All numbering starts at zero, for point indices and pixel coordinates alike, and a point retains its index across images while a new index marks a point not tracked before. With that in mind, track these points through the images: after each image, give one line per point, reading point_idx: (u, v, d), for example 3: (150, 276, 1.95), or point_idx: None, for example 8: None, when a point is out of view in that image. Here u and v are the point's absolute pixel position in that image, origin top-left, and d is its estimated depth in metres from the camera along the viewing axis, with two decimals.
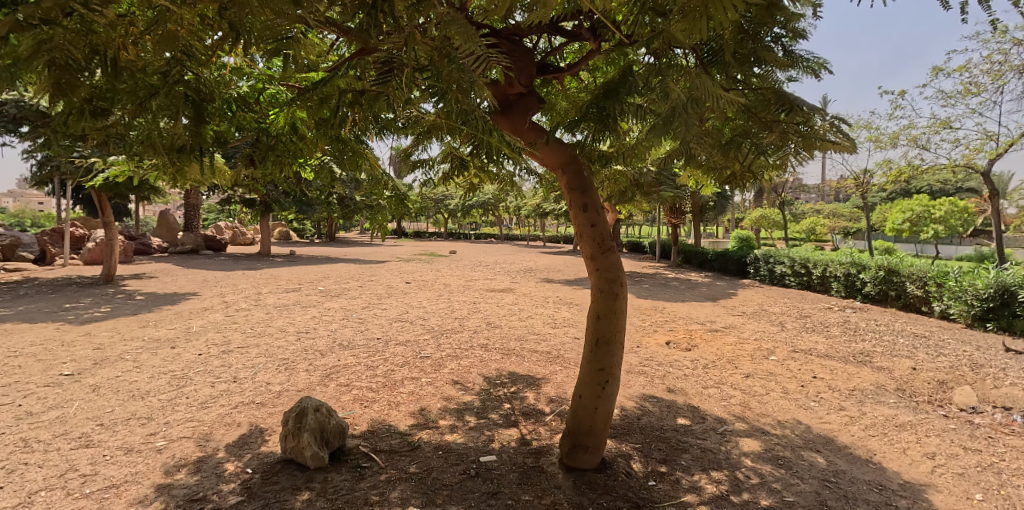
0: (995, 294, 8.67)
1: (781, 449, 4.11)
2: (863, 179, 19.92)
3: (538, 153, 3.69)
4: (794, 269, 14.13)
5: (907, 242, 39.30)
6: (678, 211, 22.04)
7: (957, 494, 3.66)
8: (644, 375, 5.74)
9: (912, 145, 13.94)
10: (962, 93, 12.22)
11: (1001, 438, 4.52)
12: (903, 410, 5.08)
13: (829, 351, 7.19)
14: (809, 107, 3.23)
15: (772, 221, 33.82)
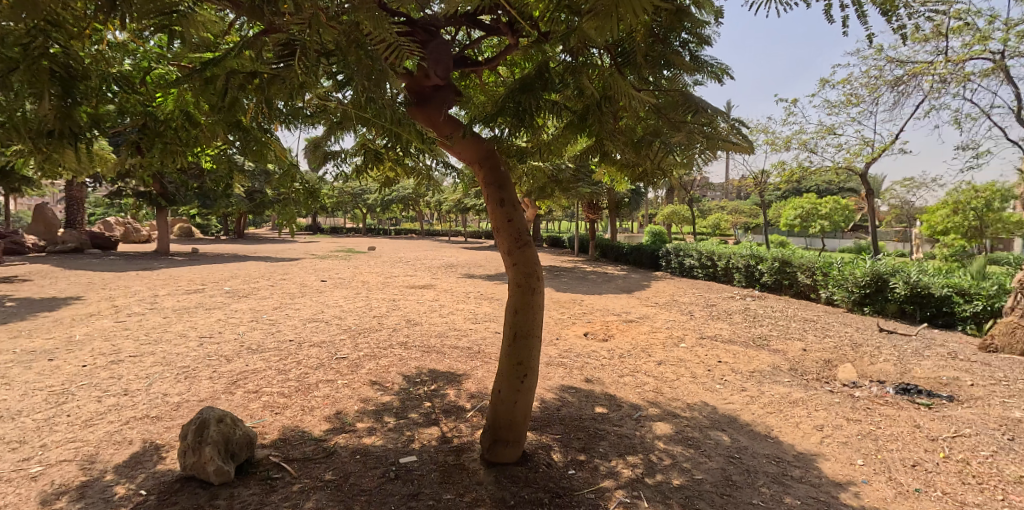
0: (870, 281, 9.68)
1: (691, 430, 4.34)
2: (761, 179, 21.54)
3: (455, 147, 3.65)
4: (701, 261, 15.02)
5: (798, 236, 43.09)
6: (596, 207, 22.74)
7: (842, 461, 4.04)
8: (563, 366, 5.85)
9: (802, 149, 15.23)
10: (845, 102, 13.51)
11: (877, 408, 5.05)
12: (795, 388, 5.54)
13: (732, 336, 7.71)
14: (712, 109, 3.43)
15: (682, 217, 35.80)
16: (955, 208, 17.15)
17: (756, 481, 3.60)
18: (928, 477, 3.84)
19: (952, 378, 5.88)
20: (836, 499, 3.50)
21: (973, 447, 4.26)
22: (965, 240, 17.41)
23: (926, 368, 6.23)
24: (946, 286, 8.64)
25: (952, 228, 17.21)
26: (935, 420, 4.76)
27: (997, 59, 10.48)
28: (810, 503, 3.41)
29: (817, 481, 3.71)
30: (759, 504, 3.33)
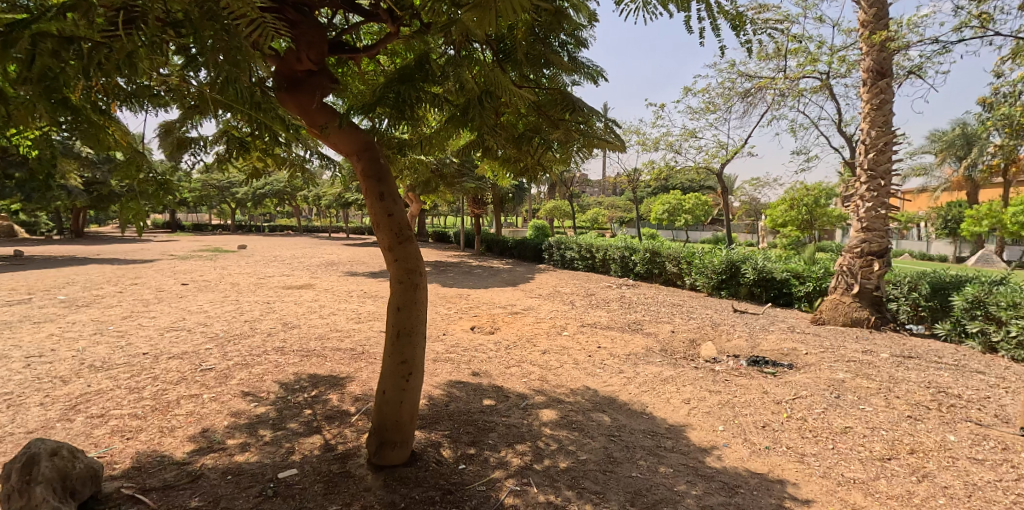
0: (726, 268, 10.81)
1: (575, 414, 4.52)
2: (633, 177, 23.15)
3: (330, 138, 3.44)
4: (581, 254, 15.76)
5: (666, 229, 46.97)
6: (481, 202, 22.99)
7: (706, 428, 4.45)
8: (451, 362, 5.81)
9: (669, 149, 16.57)
10: (704, 109, 14.91)
11: (733, 379, 5.65)
12: (666, 367, 6.02)
13: (609, 323, 8.18)
14: (589, 108, 3.55)
15: (563, 212, 37.38)
16: (791, 203, 19.75)
17: (635, 455, 3.84)
18: (775, 435, 4.36)
19: (791, 349, 6.76)
20: (702, 463, 3.84)
21: (809, 406, 4.91)
22: (799, 231, 20.13)
23: (771, 342, 7.09)
24: (785, 271, 9.91)
25: (789, 221, 19.79)
26: (779, 386, 5.43)
27: (823, 78, 12.19)
28: (681, 469, 3.71)
29: (686, 449, 4.05)
30: (637, 476, 3.56)
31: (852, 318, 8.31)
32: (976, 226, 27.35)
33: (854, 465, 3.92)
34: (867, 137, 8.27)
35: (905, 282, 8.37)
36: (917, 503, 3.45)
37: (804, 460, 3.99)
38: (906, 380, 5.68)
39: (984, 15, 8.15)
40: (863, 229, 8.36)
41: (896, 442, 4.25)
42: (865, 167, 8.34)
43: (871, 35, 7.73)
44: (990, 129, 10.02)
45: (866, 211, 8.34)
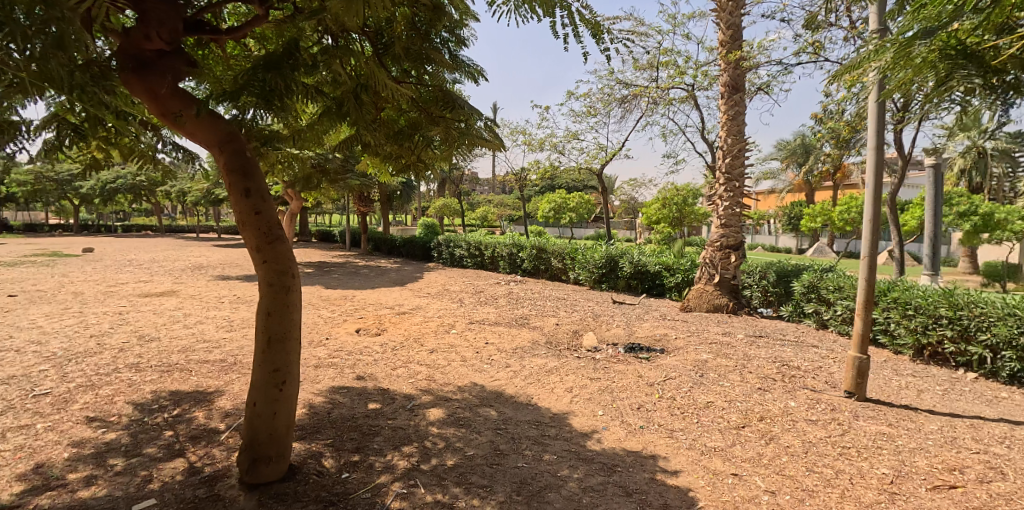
0: (606, 262, 11.47)
1: (462, 410, 4.52)
2: (520, 176, 23.72)
3: (186, 127, 3.10)
4: (470, 252, 15.84)
5: (553, 226, 48.74)
6: (368, 200, 22.23)
7: (587, 414, 4.67)
8: (333, 367, 5.54)
9: (553, 150, 17.18)
10: (586, 112, 15.67)
11: (612, 366, 6.00)
12: (550, 358, 6.23)
13: (497, 319, 8.30)
14: (469, 108, 3.54)
15: (453, 210, 37.36)
16: (663, 202, 21.43)
17: (520, 446, 3.92)
18: (648, 415, 4.69)
19: (662, 335, 7.33)
20: (584, 447, 4.03)
21: (677, 386, 5.36)
22: (670, 228, 21.92)
23: (645, 329, 7.63)
24: (657, 264, 10.72)
25: (662, 218, 21.47)
26: (652, 370, 5.86)
27: (689, 90, 13.35)
28: (564, 455, 3.85)
29: (569, 435, 4.22)
30: (523, 466, 3.63)
31: (714, 304, 9.20)
32: (812, 222, 31.64)
33: (715, 435, 4.33)
34: (725, 144, 9.18)
35: (756, 271, 9.42)
36: (766, 463, 3.89)
37: (673, 435, 4.33)
38: (756, 356, 6.40)
39: (816, 43, 9.45)
40: (722, 225, 9.29)
41: (748, 412, 4.76)
42: (722, 170, 9.26)
43: (728, 54, 8.61)
44: (820, 140, 11.63)
45: (724, 209, 9.28)
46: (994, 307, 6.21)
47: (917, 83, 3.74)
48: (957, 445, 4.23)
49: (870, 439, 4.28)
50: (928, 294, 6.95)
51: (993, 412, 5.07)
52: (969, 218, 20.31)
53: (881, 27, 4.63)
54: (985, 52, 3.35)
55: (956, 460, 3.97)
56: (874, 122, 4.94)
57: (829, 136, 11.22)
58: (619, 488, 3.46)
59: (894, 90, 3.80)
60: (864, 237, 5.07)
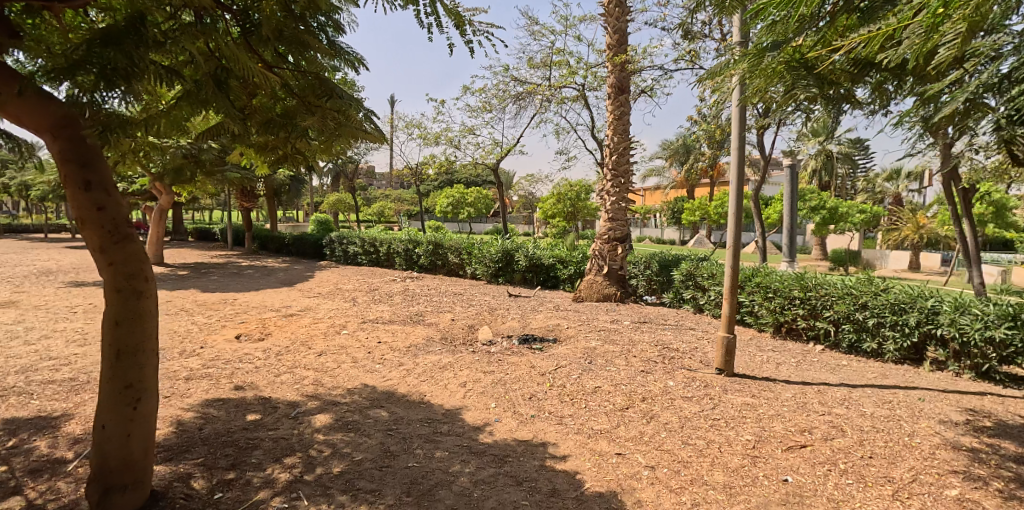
0: (502, 257, 11.64)
1: (351, 414, 4.34)
2: (417, 170, 23.31)
3: (7, 108, 2.65)
4: (365, 248, 15.31)
5: (453, 221, 48.57)
6: (251, 194, 20.67)
7: (480, 407, 4.70)
8: (207, 378, 5.08)
9: (449, 144, 17.05)
10: (482, 108, 15.71)
11: (506, 358, 6.09)
12: (445, 354, 6.19)
13: (391, 317, 8.10)
14: (348, 99, 3.37)
15: (347, 206, 35.89)
16: (558, 197, 22.13)
17: (411, 446, 3.85)
18: (539, 404, 4.82)
19: (555, 325, 7.57)
20: (476, 440, 4.05)
21: (567, 374, 5.56)
22: (565, 222, 22.74)
23: (539, 321, 7.84)
24: (551, 257, 11.05)
25: (557, 213, 22.19)
26: (545, 359, 6.03)
27: (580, 89, 13.86)
28: (456, 450, 3.84)
29: (461, 430, 4.21)
30: (414, 465, 3.57)
31: (604, 294, 9.66)
32: (691, 216, 34.40)
33: (601, 418, 4.55)
34: (611, 141, 9.63)
35: (641, 262, 10.08)
36: (647, 441, 4.16)
37: (562, 421, 4.49)
38: (640, 341, 6.82)
39: (693, 51, 10.22)
40: (609, 219, 9.78)
41: (632, 394, 5.05)
42: (609, 166, 9.73)
43: (615, 56, 9.03)
44: (697, 140, 12.64)
45: (612, 204, 9.78)
46: (836, 288, 7.14)
47: (771, 90, 4.18)
48: (807, 409, 4.80)
49: (736, 410, 4.73)
50: (784, 278, 7.83)
51: (835, 378, 5.82)
52: (818, 209, 23.65)
53: (742, 37, 5.08)
54: (823, 66, 3.82)
55: (805, 422, 4.50)
56: (737, 124, 5.40)
57: (705, 137, 12.22)
58: (510, 478, 3.52)
59: (752, 96, 4.21)
60: (729, 228, 5.58)
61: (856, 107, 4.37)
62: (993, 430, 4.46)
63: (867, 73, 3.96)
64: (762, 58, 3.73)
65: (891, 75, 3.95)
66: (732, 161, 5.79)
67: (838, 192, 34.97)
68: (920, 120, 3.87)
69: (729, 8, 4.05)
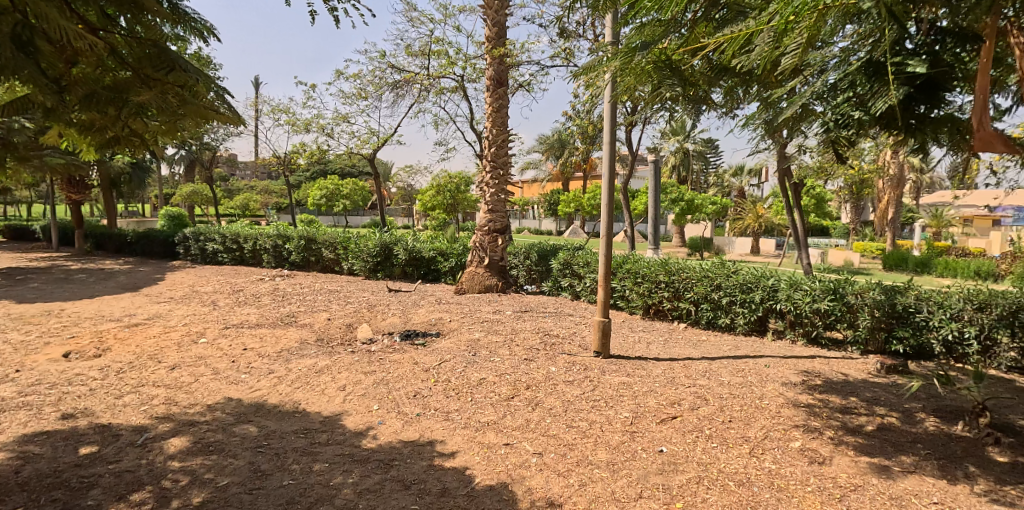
0: (380, 251, 11.23)
1: (212, 434, 3.89)
2: (285, 159, 21.67)
3: None
4: (225, 246, 13.90)
5: (327, 214, 46.05)
6: (80, 185, 17.79)
7: (362, 411, 4.47)
8: (23, 408, 4.24)
9: (321, 132, 16.01)
10: (356, 95, 14.95)
11: (388, 356, 5.87)
12: (321, 357, 5.80)
13: (258, 320, 7.42)
14: (194, 72, 2.96)
15: (204, 198, 32.47)
16: (438, 189, 21.87)
17: (286, 462, 3.54)
18: (424, 401, 4.69)
19: (438, 319, 7.45)
20: (358, 447, 3.83)
21: (452, 368, 5.49)
22: (445, 214, 22.59)
23: (422, 316, 7.67)
24: (432, 250, 10.89)
25: (437, 205, 21.95)
26: (428, 355, 5.90)
27: (458, 80, 13.73)
28: (337, 461, 3.60)
29: (342, 437, 3.97)
30: (290, 483, 3.28)
31: (485, 285, 9.70)
32: (566, 207, 35.99)
33: (488, 410, 4.55)
34: (490, 134, 9.67)
35: (521, 252, 10.33)
36: (533, 428, 4.23)
37: (449, 417, 4.41)
38: (522, 330, 6.95)
39: (568, 50, 10.58)
40: (489, 211, 9.85)
41: (516, 383, 5.12)
42: (488, 158, 9.76)
43: (493, 49, 9.03)
44: (572, 135, 13.18)
45: (491, 195, 9.85)
46: (695, 271, 7.85)
47: (639, 88, 4.42)
48: (675, 383, 5.21)
49: (614, 389, 4.99)
50: (651, 264, 8.45)
51: (696, 353, 6.40)
52: (677, 202, 26.04)
53: (612, 36, 5.31)
54: (685, 68, 4.12)
55: (674, 396, 4.88)
56: (608, 120, 5.65)
57: (578, 132, 12.77)
58: (397, 483, 3.38)
59: (623, 92, 4.41)
60: (603, 218, 5.85)
61: (710, 108, 4.78)
62: (822, 387, 5.19)
63: (721, 78, 4.34)
64: (633, 58, 3.91)
65: (740, 81, 4.38)
66: (603, 155, 6.08)
67: (693, 185, 38.69)
68: (763, 123, 4.35)
69: (602, 8, 4.20)
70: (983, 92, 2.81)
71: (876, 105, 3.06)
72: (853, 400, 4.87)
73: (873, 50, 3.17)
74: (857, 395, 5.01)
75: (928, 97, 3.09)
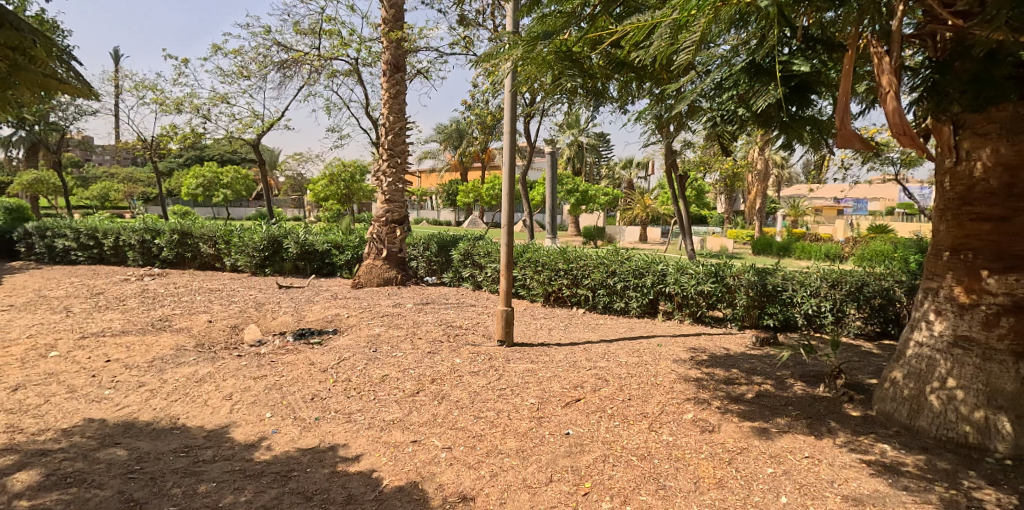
0: (268, 244, 10.42)
1: (70, 462, 3.37)
2: (152, 143, 19.41)
3: None
4: (78, 242, 12.15)
5: (204, 205, 42.09)
6: None
7: (252, 421, 4.11)
8: None
9: (195, 114, 14.48)
10: (236, 74, 13.69)
11: (280, 358, 5.46)
12: (202, 364, 5.26)
13: (124, 326, 6.57)
14: (30, 33, 2.49)
15: (50, 187, 28.25)
16: (330, 179, 20.81)
17: (165, 486, 3.15)
18: (323, 404, 4.42)
19: (334, 315, 7.06)
20: (250, 461, 3.51)
21: (351, 366, 5.22)
22: (339, 204, 21.57)
23: (316, 313, 7.24)
24: (326, 242, 10.34)
25: (330, 195, 20.88)
26: (325, 354, 5.56)
27: (353, 63, 13.03)
28: (226, 479, 3.27)
29: (230, 452, 3.62)
30: None
31: (384, 278, 9.34)
32: (465, 197, 35.94)
33: (392, 407, 4.38)
34: (387, 121, 9.30)
35: (420, 243, 10.12)
36: (440, 422, 4.14)
37: (351, 419, 4.19)
38: (424, 323, 6.79)
39: (468, 38, 10.46)
40: (386, 201, 9.51)
41: (421, 377, 4.98)
42: (385, 146, 9.40)
43: (390, 32, 8.68)
44: (470, 125, 13.09)
45: (388, 185, 9.50)
46: (591, 258, 8.15)
47: (539, 78, 4.43)
48: (577, 366, 5.37)
49: (519, 377, 5.04)
50: (550, 253, 8.65)
51: (595, 336, 6.67)
52: (573, 192, 27.19)
53: (512, 26, 5.28)
54: (585, 60, 4.20)
55: (577, 379, 5.02)
56: (508, 111, 5.63)
57: (477, 122, 12.72)
58: (296, 496, 3.14)
59: (524, 82, 4.40)
60: (504, 208, 5.84)
61: (605, 101, 4.93)
62: (708, 362, 5.61)
63: (617, 72, 4.48)
64: (535, 46, 3.89)
65: (634, 77, 4.56)
66: (503, 145, 6.05)
67: (587, 177, 40.34)
68: (654, 118, 4.56)
69: None
70: (846, 93, 3.13)
71: (758, 103, 3.29)
72: (735, 371, 5.32)
73: (755, 53, 3.43)
74: (737, 367, 5.48)
75: (799, 98, 3.38)
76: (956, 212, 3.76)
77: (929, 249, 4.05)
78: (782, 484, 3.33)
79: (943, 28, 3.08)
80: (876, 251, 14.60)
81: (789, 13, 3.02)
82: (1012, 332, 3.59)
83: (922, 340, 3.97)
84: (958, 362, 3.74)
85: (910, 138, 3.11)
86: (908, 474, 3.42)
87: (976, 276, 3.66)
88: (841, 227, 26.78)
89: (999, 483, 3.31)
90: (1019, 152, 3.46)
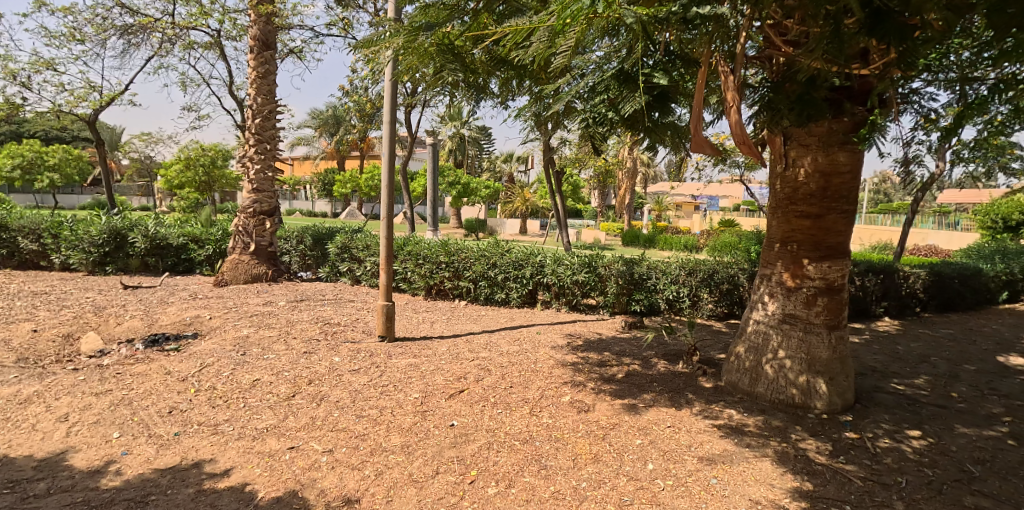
0: (108, 238, 9.12)
1: None
2: None
3: None
4: None
5: (23, 192, 35.74)
6: None
7: (96, 443, 3.62)
8: None
9: (8, 80, 12.15)
10: (65, 37, 11.69)
11: (128, 369, 4.83)
12: (26, 382, 4.50)
13: None
14: None
15: None
16: (186, 163, 18.72)
17: None
18: (183, 417, 4.01)
19: (194, 317, 6.41)
20: (96, 489, 3.12)
21: (215, 373, 4.79)
22: (197, 193, 19.49)
23: (171, 315, 6.51)
24: (181, 235, 9.34)
25: (186, 183, 18.76)
26: (183, 361, 5.04)
27: (214, 35, 11.78)
28: None
29: (70, 482, 3.18)
30: None
31: (252, 274, 8.62)
32: (342, 188, 34.39)
33: (265, 414, 4.10)
34: (254, 103, 8.60)
35: (293, 236, 9.52)
36: (320, 425, 3.96)
37: (218, 430, 3.86)
38: (299, 321, 6.42)
39: (346, 20, 9.98)
40: (254, 191, 8.76)
41: (296, 379, 4.72)
42: (252, 130, 8.67)
43: (258, 5, 8.01)
44: (347, 112, 12.50)
45: (256, 173, 8.76)
46: (473, 251, 8.27)
47: (420, 70, 4.37)
48: (460, 358, 5.42)
49: (402, 372, 4.97)
50: (432, 245, 8.59)
51: (477, 327, 6.77)
52: (454, 185, 27.21)
53: (394, 12, 5.13)
54: (466, 55, 4.22)
55: (460, 371, 5.06)
56: (389, 100, 5.46)
57: (355, 109, 12.22)
58: None
59: (405, 72, 4.30)
60: (384, 199, 5.66)
61: (488, 95, 4.98)
62: (583, 347, 5.98)
63: (497, 69, 4.55)
64: (416, 37, 3.91)
65: (514, 74, 4.65)
66: (383, 134, 5.84)
67: (470, 170, 40.53)
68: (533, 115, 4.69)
69: None
70: (699, 104, 3.47)
71: (626, 108, 3.58)
72: (606, 354, 5.71)
73: (624, 60, 3.71)
74: (609, 350, 5.89)
75: (661, 106, 3.73)
76: (785, 210, 4.37)
77: (763, 241, 4.65)
78: (649, 452, 3.68)
79: (777, 53, 3.55)
80: (725, 243, 16.44)
81: (653, 29, 3.31)
82: (826, 309, 4.26)
83: (760, 318, 4.57)
84: (787, 336, 4.37)
85: (750, 146, 3.57)
86: (749, 433, 3.96)
87: (799, 264, 4.29)
88: (695, 220, 29.72)
89: (818, 433, 3.96)
90: (831, 160, 4.10)
